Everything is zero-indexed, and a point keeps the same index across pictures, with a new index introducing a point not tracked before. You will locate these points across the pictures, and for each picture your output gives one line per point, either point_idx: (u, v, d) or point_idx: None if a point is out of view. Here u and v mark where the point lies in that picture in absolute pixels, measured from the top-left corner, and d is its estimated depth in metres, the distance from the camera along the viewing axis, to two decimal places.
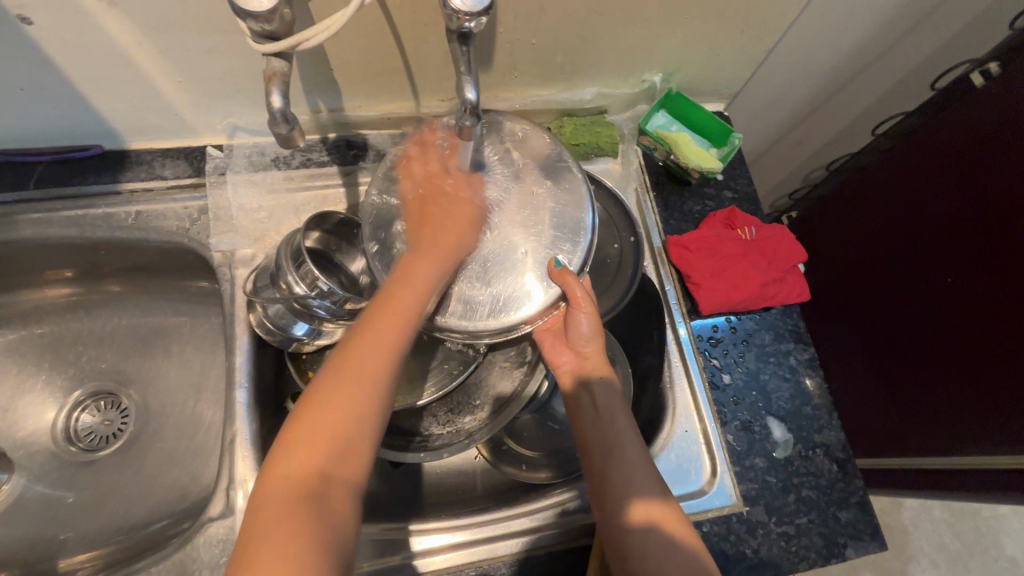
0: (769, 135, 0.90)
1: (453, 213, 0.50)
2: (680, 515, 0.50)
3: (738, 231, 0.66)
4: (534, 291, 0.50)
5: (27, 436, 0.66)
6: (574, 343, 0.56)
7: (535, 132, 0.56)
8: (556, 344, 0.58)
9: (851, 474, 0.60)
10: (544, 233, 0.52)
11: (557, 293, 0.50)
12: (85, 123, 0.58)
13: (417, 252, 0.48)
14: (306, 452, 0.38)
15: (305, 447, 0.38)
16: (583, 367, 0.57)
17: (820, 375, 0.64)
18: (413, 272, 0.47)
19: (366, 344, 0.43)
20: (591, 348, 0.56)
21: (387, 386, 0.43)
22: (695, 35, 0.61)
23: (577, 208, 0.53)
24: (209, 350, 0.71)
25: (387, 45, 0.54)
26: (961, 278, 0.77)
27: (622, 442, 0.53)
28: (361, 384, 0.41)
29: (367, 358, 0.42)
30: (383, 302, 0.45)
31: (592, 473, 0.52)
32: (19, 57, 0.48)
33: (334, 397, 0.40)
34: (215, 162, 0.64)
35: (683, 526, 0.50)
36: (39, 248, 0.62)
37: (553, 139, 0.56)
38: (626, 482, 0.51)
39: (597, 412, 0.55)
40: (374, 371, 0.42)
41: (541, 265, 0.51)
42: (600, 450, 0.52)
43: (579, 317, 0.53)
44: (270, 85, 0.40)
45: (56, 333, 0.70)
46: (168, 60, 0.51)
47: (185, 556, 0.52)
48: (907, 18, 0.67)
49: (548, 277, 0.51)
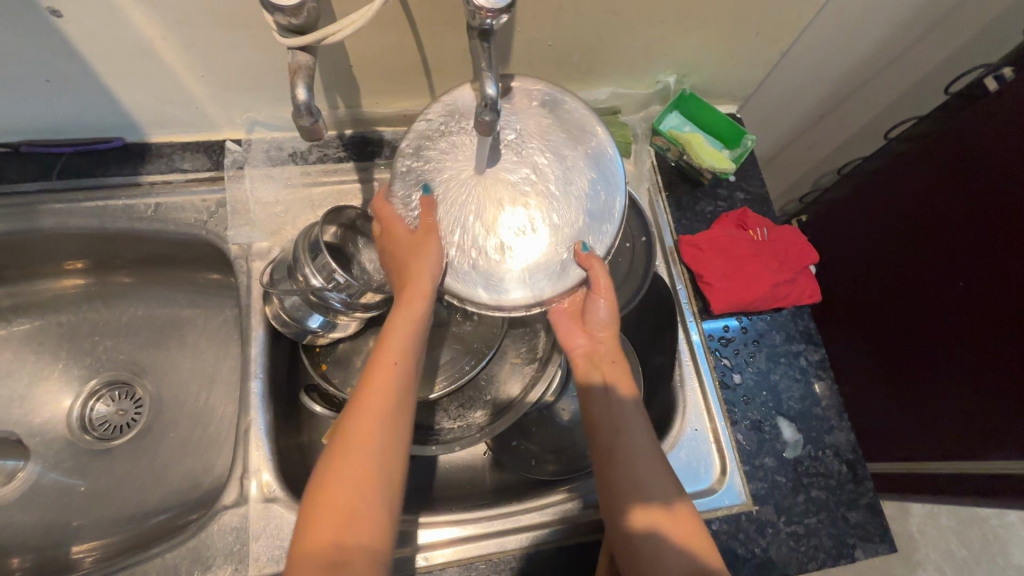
0: (781, 138, 0.90)
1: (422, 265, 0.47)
2: (698, 524, 0.49)
3: (750, 232, 0.66)
4: (559, 273, 0.51)
5: (44, 424, 0.67)
6: (591, 326, 0.57)
7: (545, 94, 0.53)
8: (573, 325, 0.58)
9: (861, 475, 0.60)
10: (574, 217, 0.52)
11: (582, 275, 0.51)
12: (108, 115, 0.59)
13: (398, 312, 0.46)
14: (325, 534, 0.38)
15: (323, 526, 0.38)
16: (596, 352, 0.57)
17: (830, 377, 0.64)
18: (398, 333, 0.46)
19: (378, 410, 0.42)
20: (606, 332, 0.57)
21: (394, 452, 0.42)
22: (710, 36, 0.61)
23: (605, 192, 0.53)
24: (223, 341, 0.72)
25: (407, 41, 0.54)
26: (971, 282, 0.77)
27: (624, 426, 0.52)
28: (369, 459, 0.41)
29: (381, 432, 0.42)
30: (382, 361, 0.45)
31: (601, 464, 0.52)
32: (46, 47, 0.49)
33: (345, 480, 0.40)
34: (233, 156, 0.65)
35: (700, 534, 0.48)
36: (59, 238, 0.63)
37: (558, 92, 0.53)
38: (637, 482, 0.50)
39: (606, 397, 0.54)
40: (393, 443, 0.42)
41: (568, 248, 0.52)
42: (613, 446, 0.52)
43: (599, 299, 0.54)
44: (295, 78, 0.41)
45: (73, 322, 0.71)
46: (192, 55, 0.52)
47: (199, 543, 0.53)
48: (922, 23, 0.67)
49: (574, 260, 0.51)
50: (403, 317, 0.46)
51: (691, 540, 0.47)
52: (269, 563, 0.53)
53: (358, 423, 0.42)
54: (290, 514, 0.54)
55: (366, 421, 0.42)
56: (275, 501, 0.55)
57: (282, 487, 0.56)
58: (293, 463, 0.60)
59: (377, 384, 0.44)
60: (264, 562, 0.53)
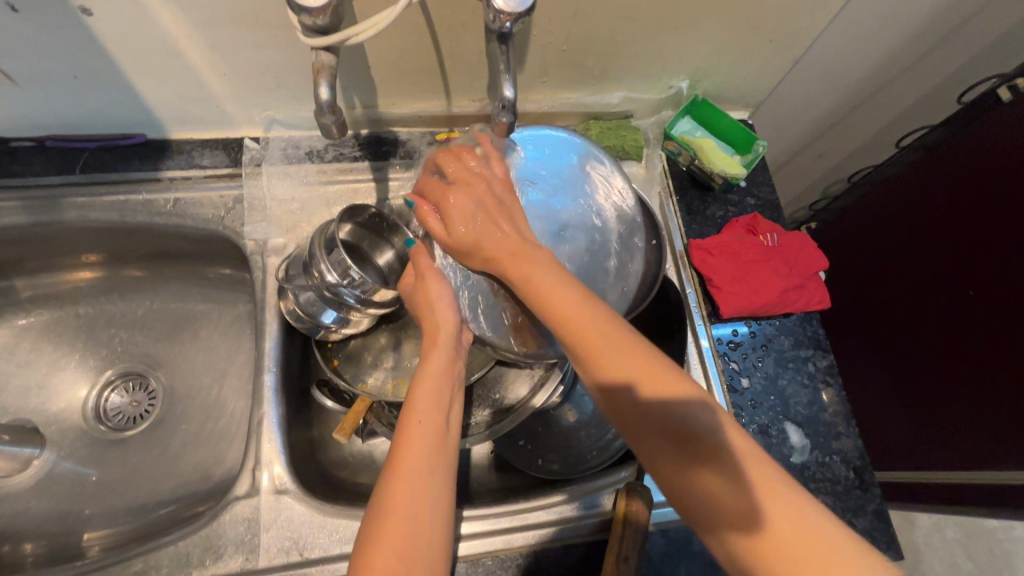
0: (792, 145, 0.91)
1: (449, 316, 0.49)
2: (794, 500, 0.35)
3: (760, 237, 0.67)
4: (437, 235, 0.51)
5: (59, 412, 0.69)
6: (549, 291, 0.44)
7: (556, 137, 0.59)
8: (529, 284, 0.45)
9: (868, 482, 0.60)
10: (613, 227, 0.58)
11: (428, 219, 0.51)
12: (130, 111, 0.60)
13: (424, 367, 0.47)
14: None
15: None
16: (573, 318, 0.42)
17: (838, 384, 0.64)
18: (423, 384, 0.46)
19: (408, 473, 0.41)
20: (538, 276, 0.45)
21: (440, 506, 0.40)
22: (724, 42, 0.62)
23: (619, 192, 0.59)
24: (236, 336, 0.73)
25: (424, 43, 0.55)
26: (982, 291, 0.77)
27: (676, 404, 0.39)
28: (416, 512, 0.39)
29: (418, 484, 0.40)
30: (408, 419, 0.44)
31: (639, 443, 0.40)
32: (74, 43, 0.50)
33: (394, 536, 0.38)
34: (251, 153, 0.66)
35: (799, 523, 0.34)
36: (79, 230, 0.64)
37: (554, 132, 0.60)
38: (697, 465, 0.38)
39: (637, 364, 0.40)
40: (428, 502, 0.40)
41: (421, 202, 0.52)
42: (635, 417, 0.40)
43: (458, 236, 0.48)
44: (318, 77, 0.42)
45: (90, 314, 0.72)
46: (214, 53, 0.53)
47: (211, 533, 0.53)
48: (936, 32, 0.68)
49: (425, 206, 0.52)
50: (426, 374, 0.47)
51: (772, 544, 0.34)
52: (279, 554, 0.53)
53: (391, 484, 0.40)
54: (300, 506, 0.55)
55: (399, 481, 0.40)
56: (286, 492, 0.55)
57: (293, 480, 0.56)
58: (302, 456, 0.61)
59: (404, 443, 0.42)
60: (275, 553, 0.53)
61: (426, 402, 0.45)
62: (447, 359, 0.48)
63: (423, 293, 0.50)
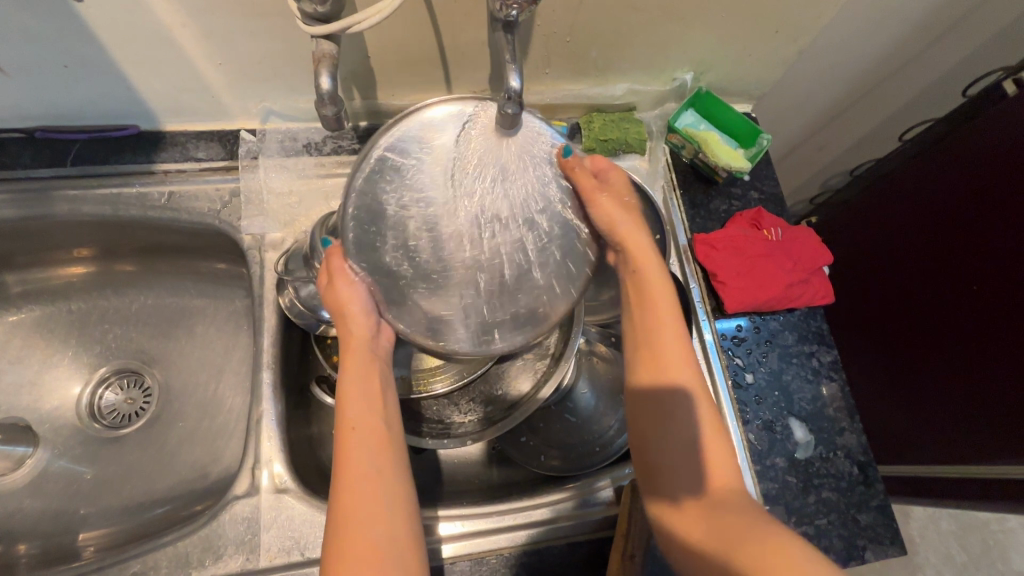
0: (794, 137, 0.90)
1: (367, 320, 0.48)
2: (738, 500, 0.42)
3: (764, 231, 0.66)
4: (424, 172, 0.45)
5: (52, 410, 0.67)
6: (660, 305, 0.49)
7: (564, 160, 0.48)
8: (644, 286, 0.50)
9: (872, 477, 0.60)
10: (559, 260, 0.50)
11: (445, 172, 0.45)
12: (123, 102, 0.59)
13: (349, 377, 0.46)
14: None
15: None
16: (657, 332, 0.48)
17: (841, 378, 0.64)
18: (349, 391, 0.45)
19: (357, 477, 0.40)
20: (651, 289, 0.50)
21: (400, 497, 0.41)
22: (729, 34, 0.61)
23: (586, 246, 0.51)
24: (233, 332, 0.72)
25: (426, 33, 0.54)
26: (985, 283, 0.76)
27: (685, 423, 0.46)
28: (376, 511, 0.39)
29: (368, 485, 0.40)
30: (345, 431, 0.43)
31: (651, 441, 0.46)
32: (64, 31, 0.48)
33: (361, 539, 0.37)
34: (248, 146, 0.65)
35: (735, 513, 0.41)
36: (71, 224, 0.63)
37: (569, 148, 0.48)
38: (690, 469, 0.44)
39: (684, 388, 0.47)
40: (383, 505, 0.40)
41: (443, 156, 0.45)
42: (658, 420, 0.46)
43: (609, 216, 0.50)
44: (319, 67, 0.41)
45: (83, 309, 0.71)
46: (211, 43, 0.52)
47: (210, 533, 0.52)
48: (941, 24, 0.67)
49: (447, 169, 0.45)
50: (350, 382, 0.46)
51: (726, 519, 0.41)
52: (280, 554, 0.52)
53: (341, 497, 0.40)
54: (301, 504, 0.54)
55: (349, 494, 0.40)
56: (286, 492, 0.54)
57: (293, 478, 0.55)
58: (302, 455, 0.60)
59: (347, 456, 0.42)
60: (275, 552, 0.52)
61: (359, 406, 0.45)
62: (369, 359, 0.47)
63: (336, 305, 0.47)
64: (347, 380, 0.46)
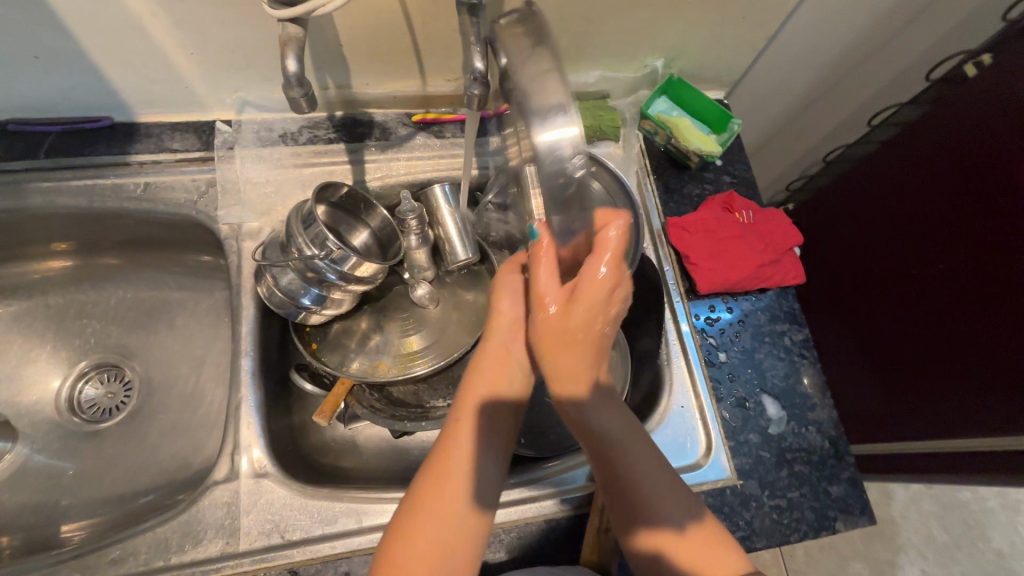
0: (769, 126, 0.91)
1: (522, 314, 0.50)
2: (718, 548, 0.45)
3: (736, 214, 0.68)
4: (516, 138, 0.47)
5: (31, 405, 0.67)
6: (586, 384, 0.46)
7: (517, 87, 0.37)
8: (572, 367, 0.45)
9: (843, 450, 0.62)
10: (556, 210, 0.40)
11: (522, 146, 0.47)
12: (96, 93, 0.59)
13: (485, 353, 0.49)
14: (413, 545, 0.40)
15: (417, 536, 0.40)
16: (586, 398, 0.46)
17: (813, 356, 0.66)
18: (482, 366, 0.48)
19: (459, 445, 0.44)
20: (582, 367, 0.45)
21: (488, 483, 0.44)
22: (696, 20, 0.62)
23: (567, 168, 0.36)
24: (214, 324, 0.72)
25: (397, 21, 0.55)
26: (953, 259, 0.78)
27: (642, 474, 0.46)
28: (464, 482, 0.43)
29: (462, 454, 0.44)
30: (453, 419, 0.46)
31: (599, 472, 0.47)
32: (31, 18, 0.48)
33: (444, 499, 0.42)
34: (223, 136, 0.65)
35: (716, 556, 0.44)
36: (45, 217, 0.63)
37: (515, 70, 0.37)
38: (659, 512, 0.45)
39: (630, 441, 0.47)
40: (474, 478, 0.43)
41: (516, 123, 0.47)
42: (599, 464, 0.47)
43: (546, 309, 0.44)
44: (285, 50, 0.41)
45: (61, 304, 0.70)
46: (180, 32, 0.52)
47: (190, 518, 0.53)
48: (905, 9, 0.69)
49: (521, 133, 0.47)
50: (485, 358, 0.48)
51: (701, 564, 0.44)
52: (260, 538, 0.53)
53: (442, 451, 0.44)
54: (280, 489, 0.55)
55: (445, 457, 0.44)
56: (266, 476, 0.55)
57: (273, 463, 0.56)
58: (283, 441, 0.60)
59: (460, 420, 0.45)
60: (256, 536, 0.53)
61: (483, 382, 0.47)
62: (506, 349, 0.49)
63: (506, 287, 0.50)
64: (485, 352, 0.49)
